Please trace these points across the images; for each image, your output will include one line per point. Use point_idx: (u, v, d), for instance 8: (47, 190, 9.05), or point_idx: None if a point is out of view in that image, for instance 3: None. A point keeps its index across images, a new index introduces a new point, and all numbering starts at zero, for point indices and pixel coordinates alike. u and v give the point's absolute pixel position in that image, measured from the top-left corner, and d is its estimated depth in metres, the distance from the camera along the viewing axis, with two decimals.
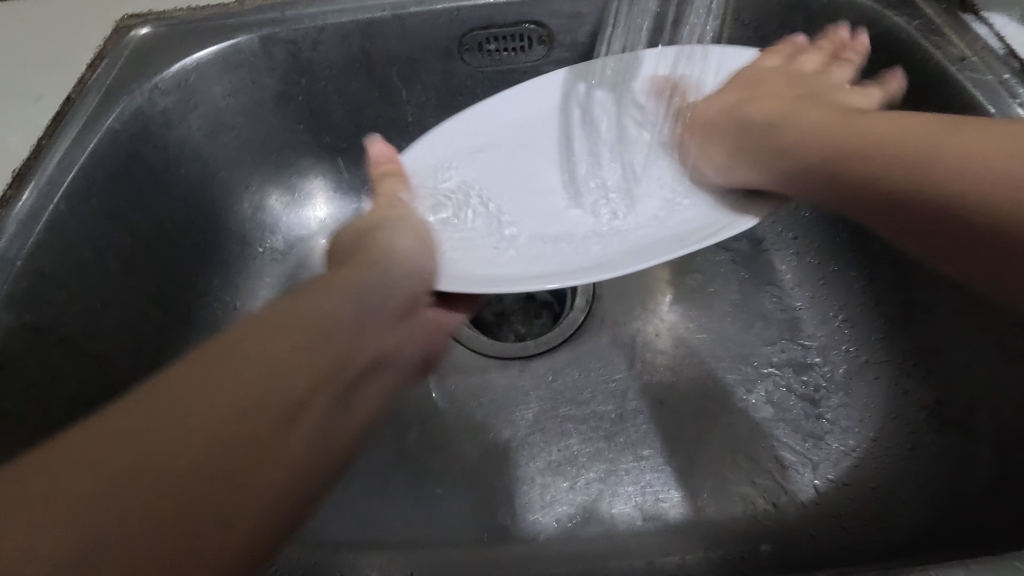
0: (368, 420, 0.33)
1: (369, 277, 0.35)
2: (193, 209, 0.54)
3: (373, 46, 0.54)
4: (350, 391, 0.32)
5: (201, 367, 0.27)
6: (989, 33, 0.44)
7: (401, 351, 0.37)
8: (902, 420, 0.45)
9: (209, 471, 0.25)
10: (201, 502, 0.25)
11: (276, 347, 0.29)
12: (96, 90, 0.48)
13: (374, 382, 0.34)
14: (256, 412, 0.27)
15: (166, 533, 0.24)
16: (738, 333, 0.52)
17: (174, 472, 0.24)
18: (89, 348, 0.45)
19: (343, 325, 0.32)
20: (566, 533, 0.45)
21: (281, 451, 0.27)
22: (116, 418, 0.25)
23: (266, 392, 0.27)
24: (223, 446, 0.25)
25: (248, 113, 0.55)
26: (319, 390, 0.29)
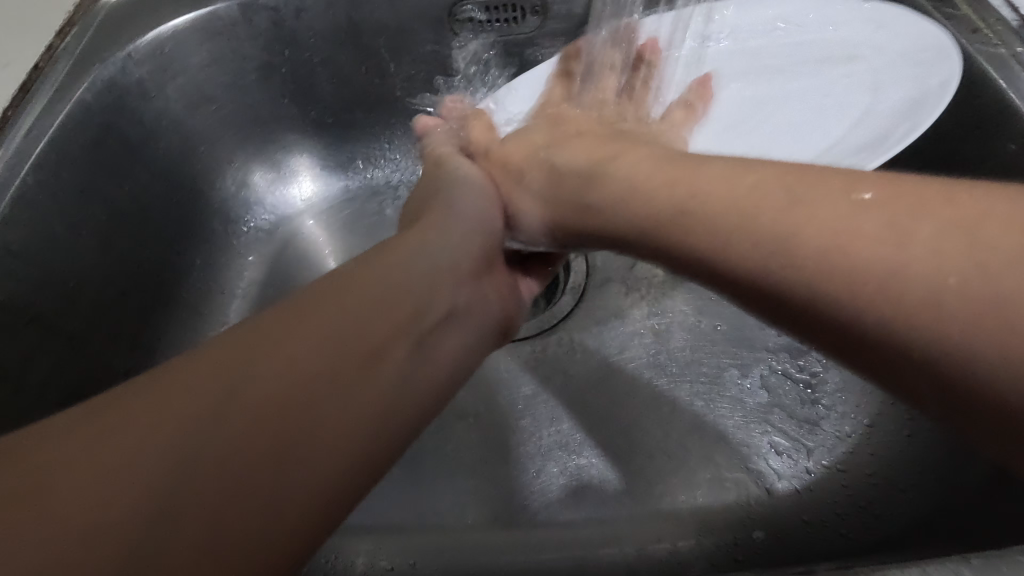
0: (453, 372, 0.31)
1: (437, 236, 0.34)
2: (172, 185, 0.53)
3: (360, 15, 0.52)
4: (433, 337, 0.30)
5: (295, 314, 0.27)
6: (1005, 6, 0.42)
7: (478, 310, 0.34)
8: (897, 406, 0.45)
9: (296, 404, 0.24)
10: (285, 434, 0.24)
11: (357, 293, 0.28)
12: (66, 58, 0.46)
13: (453, 337, 0.31)
14: (329, 356, 0.25)
15: (254, 468, 0.23)
16: (731, 316, 0.52)
17: (263, 402, 0.24)
18: (63, 328, 0.45)
19: (408, 284, 0.30)
20: (554, 518, 0.45)
21: (349, 405, 0.25)
22: (201, 362, 0.24)
23: (328, 351, 0.26)
24: (304, 391, 0.24)
25: (230, 85, 0.54)
26: (393, 338, 0.28)
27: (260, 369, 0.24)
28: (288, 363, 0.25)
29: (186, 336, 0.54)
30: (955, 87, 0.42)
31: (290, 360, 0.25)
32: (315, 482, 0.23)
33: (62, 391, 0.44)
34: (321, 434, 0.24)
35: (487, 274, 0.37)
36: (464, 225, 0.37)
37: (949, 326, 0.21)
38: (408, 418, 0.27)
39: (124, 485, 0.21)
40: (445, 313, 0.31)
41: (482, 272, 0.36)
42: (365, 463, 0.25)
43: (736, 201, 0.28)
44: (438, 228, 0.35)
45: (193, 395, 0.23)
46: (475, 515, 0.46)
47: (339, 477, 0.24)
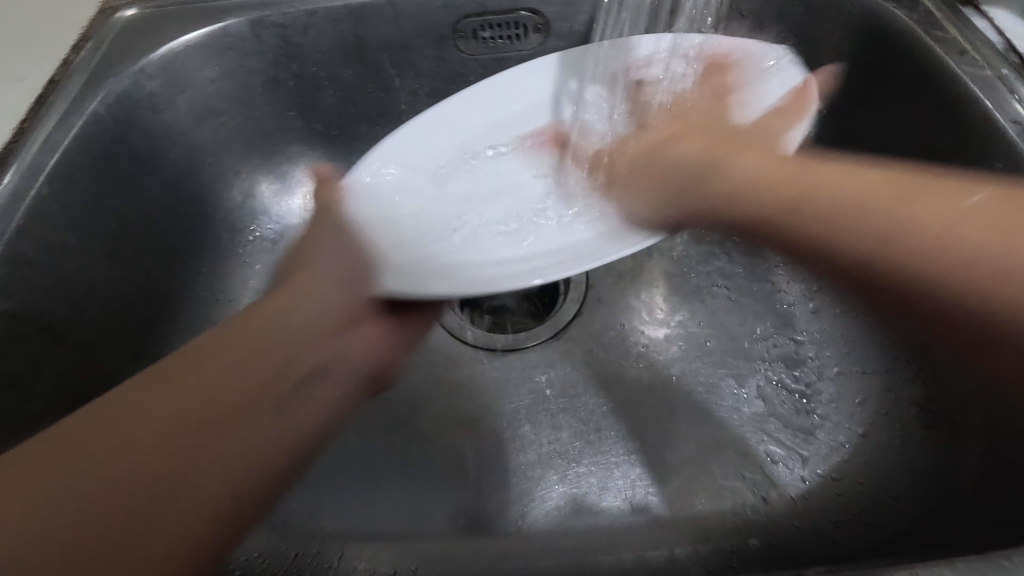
0: (318, 425, 0.33)
1: (302, 297, 0.36)
2: (181, 195, 0.55)
3: (366, 31, 0.53)
4: (292, 398, 0.32)
5: (146, 387, 0.30)
6: (990, 29, 0.44)
7: (352, 362, 0.37)
8: (889, 414, 0.46)
9: (135, 473, 0.27)
10: (124, 504, 0.27)
11: (202, 364, 0.31)
12: (80, 73, 0.47)
13: (317, 393, 0.34)
14: (172, 428, 0.29)
15: (107, 537, 0.26)
16: (729, 327, 0.53)
17: (103, 472, 0.27)
18: (73, 335, 0.46)
19: (267, 354, 0.33)
20: (554, 523, 0.46)
21: (199, 465, 0.29)
22: (67, 438, 0.28)
23: (171, 421, 0.29)
24: (163, 458, 0.28)
25: (238, 98, 0.55)
26: (248, 404, 0.31)
27: (104, 444, 0.28)
28: (123, 435, 0.28)
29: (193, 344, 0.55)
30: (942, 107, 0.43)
31: (110, 438, 0.28)
32: (163, 543, 0.27)
33: (72, 397, 0.45)
34: (179, 499, 0.28)
35: (360, 328, 0.38)
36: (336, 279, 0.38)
37: (950, 288, 0.27)
38: (265, 475, 0.30)
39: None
40: (308, 373, 0.34)
41: (357, 322, 0.38)
42: (227, 515, 0.29)
43: (852, 194, 0.30)
44: (307, 286, 0.37)
45: (51, 469, 0.27)
46: (475, 521, 0.46)
47: (193, 534, 0.28)
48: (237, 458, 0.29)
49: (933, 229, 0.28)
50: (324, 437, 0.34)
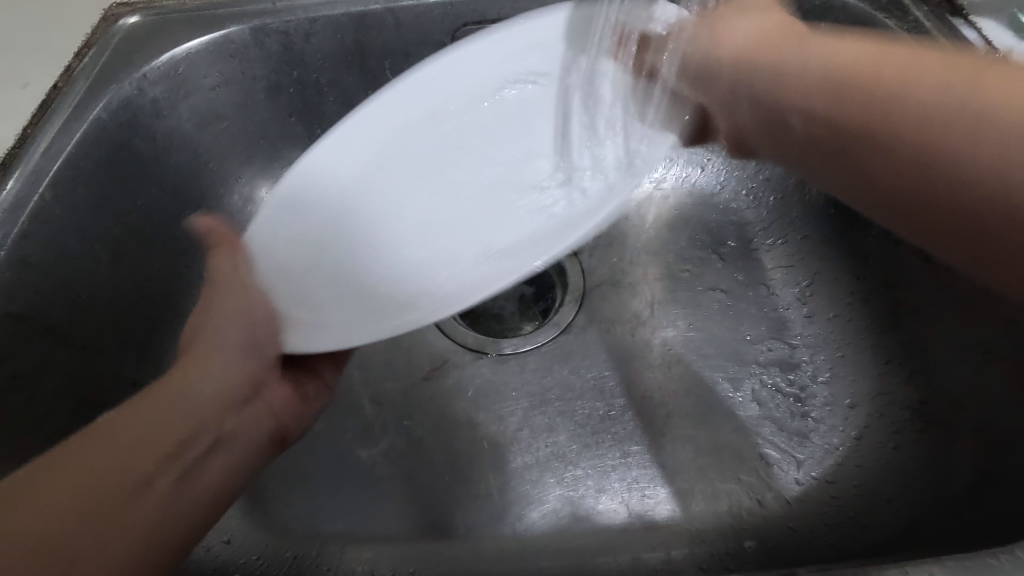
0: (217, 496, 0.33)
1: (201, 367, 0.35)
2: (182, 200, 0.55)
3: (366, 39, 0.54)
4: (195, 469, 0.32)
5: (54, 464, 0.29)
6: (978, 39, 0.45)
7: (246, 431, 0.37)
8: (882, 417, 0.46)
9: (46, 546, 0.26)
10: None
11: (110, 439, 0.30)
12: (83, 79, 0.48)
13: (216, 464, 0.34)
14: (85, 497, 0.28)
15: None
16: (725, 331, 0.53)
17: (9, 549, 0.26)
18: (76, 338, 0.46)
19: (164, 428, 0.32)
20: (552, 526, 0.46)
21: (110, 534, 0.28)
22: None
23: (85, 501, 0.28)
24: (67, 531, 0.27)
25: (239, 104, 0.55)
26: (156, 474, 0.30)
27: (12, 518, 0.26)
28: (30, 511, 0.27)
29: None
30: None
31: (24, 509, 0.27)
32: None
33: (74, 400, 0.45)
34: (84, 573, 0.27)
35: (259, 397, 0.38)
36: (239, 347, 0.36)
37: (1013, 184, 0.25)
38: (171, 546, 0.30)
39: None
40: (209, 443, 0.34)
41: (257, 390, 0.38)
42: None
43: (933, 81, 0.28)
44: (208, 354, 0.36)
45: None
46: (473, 522, 0.47)
47: None
48: (157, 525, 0.29)
49: (963, 107, 0.27)
50: (221, 508, 0.34)
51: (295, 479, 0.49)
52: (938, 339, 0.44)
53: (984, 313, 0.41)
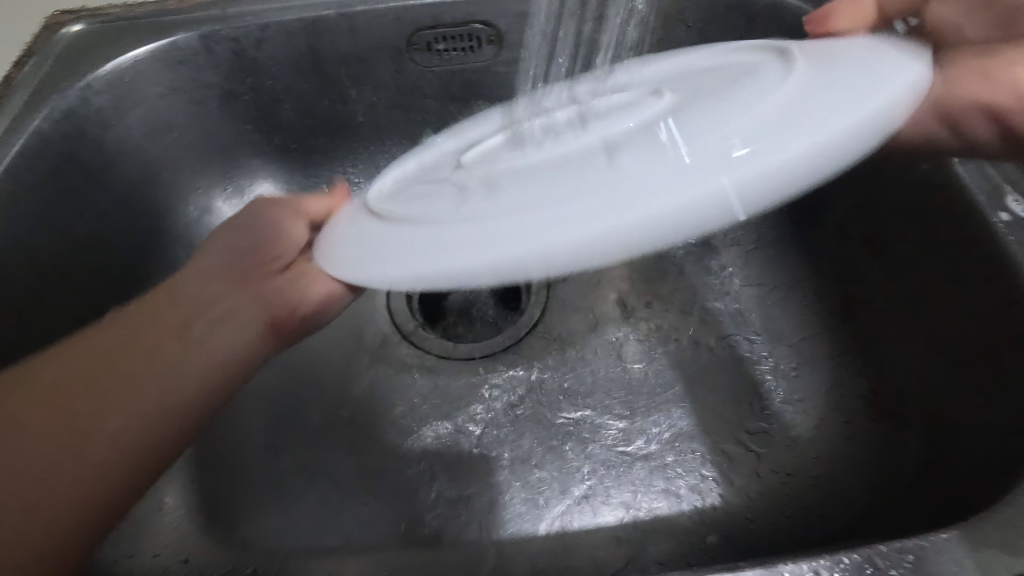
0: (226, 363, 0.40)
1: (199, 260, 0.43)
2: (133, 211, 0.54)
3: (320, 44, 0.53)
4: (197, 339, 0.39)
5: (117, 329, 0.39)
6: None
7: (250, 307, 0.42)
8: (836, 409, 0.47)
9: (88, 397, 0.36)
10: (76, 420, 0.35)
11: (127, 325, 0.39)
12: (24, 89, 0.47)
13: (219, 335, 0.40)
14: (108, 353, 0.37)
15: (69, 433, 0.35)
16: (687, 330, 0.54)
17: (75, 389, 0.36)
18: (19, 355, 0.45)
19: (151, 325, 0.39)
20: (517, 531, 0.46)
21: (140, 389, 0.37)
22: (69, 354, 0.37)
23: (94, 395, 0.36)
24: (112, 370, 0.37)
25: (191, 112, 0.54)
26: (163, 343, 0.38)
27: (78, 372, 0.36)
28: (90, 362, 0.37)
29: None
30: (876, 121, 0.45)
31: (79, 361, 0.37)
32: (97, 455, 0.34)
33: None
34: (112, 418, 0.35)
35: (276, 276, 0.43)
36: (236, 252, 0.43)
37: None
38: (174, 410, 0.37)
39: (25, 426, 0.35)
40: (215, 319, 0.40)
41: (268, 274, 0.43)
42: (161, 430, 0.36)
43: None
44: (203, 257, 0.43)
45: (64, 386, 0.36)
46: (434, 531, 0.46)
47: (136, 438, 0.36)
48: (159, 400, 0.37)
49: None
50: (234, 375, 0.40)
51: (258, 491, 0.48)
52: (885, 329, 0.46)
53: (926, 304, 0.43)
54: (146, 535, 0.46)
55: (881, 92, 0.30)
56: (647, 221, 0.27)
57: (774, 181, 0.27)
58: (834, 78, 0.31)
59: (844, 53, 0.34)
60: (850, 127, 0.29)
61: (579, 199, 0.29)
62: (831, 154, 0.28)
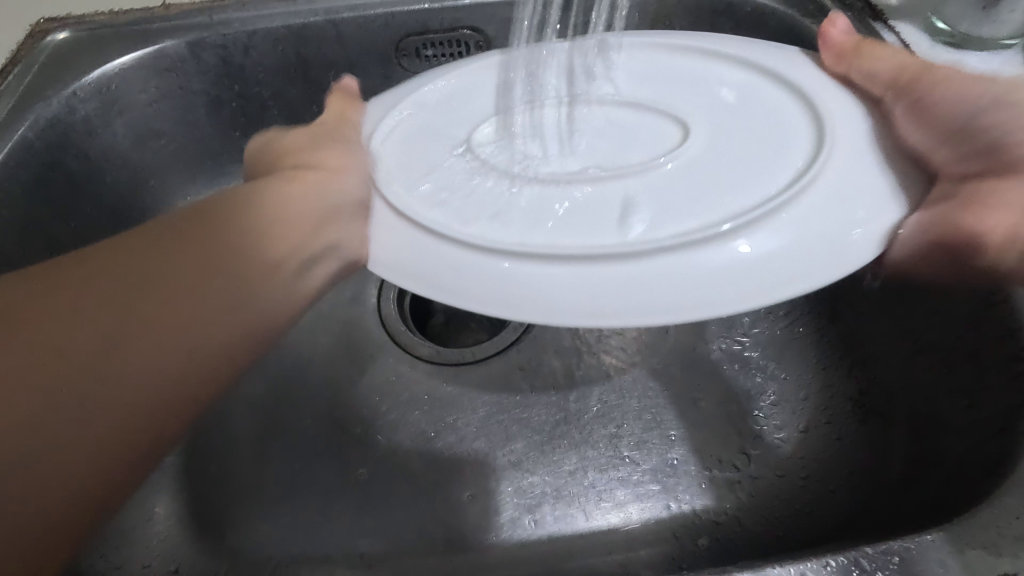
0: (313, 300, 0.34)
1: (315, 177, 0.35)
2: (121, 219, 0.54)
3: (308, 50, 0.53)
4: (296, 269, 0.33)
5: (193, 240, 0.30)
6: (897, 43, 0.46)
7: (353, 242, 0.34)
8: (826, 410, 0.48)
9: (143, 328, 0.28)
10: (132, 352, 0.28)
11: (216, 236, 0.31)
12: (8, 96, 0.46)
13: (319, 271, 0.33)
14: (189, 274, 0.29)
15: (78, 378, 0.27)
16: (678, 333, 0.54)
17: (140, 319, 0.28)
18: None
19: (240, 253, 0.31)
20: (509, 537, 0.46)
21: (200, 321, 0.29)
22: (129, 262, 0.29)
23: (118, 333, 0.28)
24: (187, 312, 0.29)
25: (179, 119, 0.54)
26: (255, 274, 0.31)
27: (144, 293, 0.29)
28: (150, 283, 0.29)
29: None
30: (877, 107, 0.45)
31: (149, 279, 0.29)
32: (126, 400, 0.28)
33: None
34: (164, 358, 0.28)
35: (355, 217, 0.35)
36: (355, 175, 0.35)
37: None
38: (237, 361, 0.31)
39: (59, 340, 0.27)
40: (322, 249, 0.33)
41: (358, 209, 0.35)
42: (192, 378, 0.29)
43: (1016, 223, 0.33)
44: (331, 167, 0.35)
45: (118, 298, 0.28)
46: (426, 538, 0.46)
47: (176, 390, 0.29)
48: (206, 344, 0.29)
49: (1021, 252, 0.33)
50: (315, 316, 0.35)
51: (248, 500, 0.48)
52: (868, 334, 0.47)
53: (906, 305, 0.43)
54: (136, 547, 0.46)
55: (893, 201, 0.32)
56: (680, 299, 0.29)
57: (791, 280, 0.29)
58: (856, 164, 0.33)
59: (850, 130, 0.34)
60: (853, 218, 0.31)
61: (629, 261, 0.30)
62: (843, 255, 0.30)
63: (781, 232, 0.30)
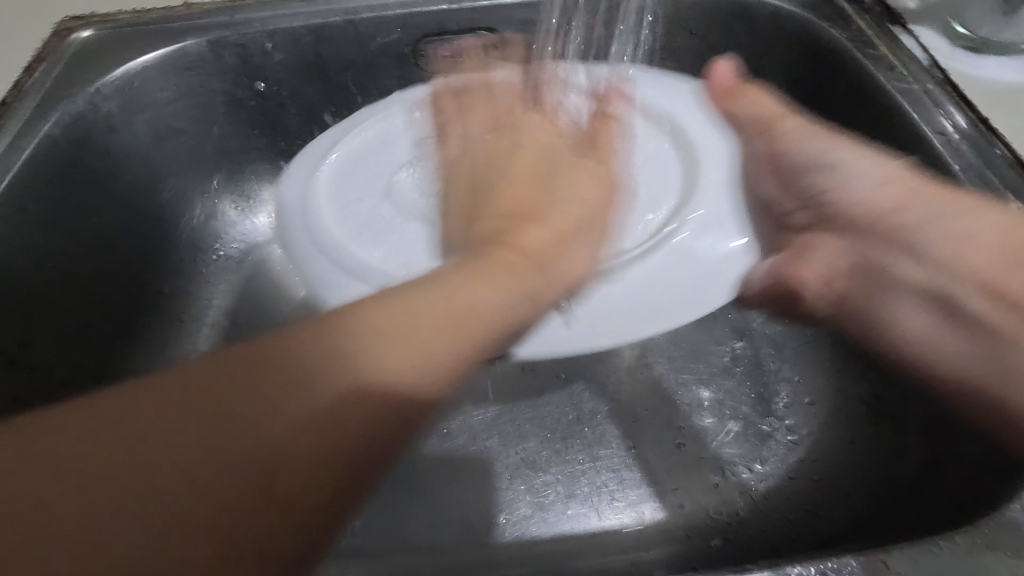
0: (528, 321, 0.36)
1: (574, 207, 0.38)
2: (140, 216, 0.54)
3: (327, 50, 0.54)
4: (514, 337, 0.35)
5: (331, 328, 0.30)
6: (916, 46, 0.46)
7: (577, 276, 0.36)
8: (840, 413, 0.48)
9: (263, 450, 0.26)
10: (248, 486, 0.26)
11: (410, 320, 0.31)
12: (34, 94, 0.47)
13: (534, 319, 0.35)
14: (319, 393, 0.28)
15: (252, 486, 0.26)
16: (690, 336, 0.55)
17: (279, 439, 0.27)
18: (25, 359, 0.45)
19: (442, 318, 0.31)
20: (522, 535, 0.46)
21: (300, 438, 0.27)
22: (208, 376, 0.28)
23: (195, 451, 0.26)
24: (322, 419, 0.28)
25: (199, 117, 0.55)
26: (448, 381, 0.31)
27: (288, 407, 0.27)
28: (293, 403, 0.28)
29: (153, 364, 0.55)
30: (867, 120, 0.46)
31: (316, 397, 0.28)
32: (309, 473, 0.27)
33: None
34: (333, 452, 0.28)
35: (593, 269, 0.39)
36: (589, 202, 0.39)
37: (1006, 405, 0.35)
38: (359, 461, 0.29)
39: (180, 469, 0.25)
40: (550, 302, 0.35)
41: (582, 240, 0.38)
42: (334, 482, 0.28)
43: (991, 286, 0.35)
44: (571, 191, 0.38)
45: (203, 409, 0.27)
46: (441, 535, 0.46)
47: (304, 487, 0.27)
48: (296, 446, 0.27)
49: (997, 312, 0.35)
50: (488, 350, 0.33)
51: None
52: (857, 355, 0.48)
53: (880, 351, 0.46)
54: None
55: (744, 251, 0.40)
56: (595, 328, 0.38)
57: (646, 316, 0.38)
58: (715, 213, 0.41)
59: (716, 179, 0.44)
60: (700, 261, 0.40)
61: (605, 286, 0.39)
62: (705, 291, 0.39)
63: (685, 250, 0.40)
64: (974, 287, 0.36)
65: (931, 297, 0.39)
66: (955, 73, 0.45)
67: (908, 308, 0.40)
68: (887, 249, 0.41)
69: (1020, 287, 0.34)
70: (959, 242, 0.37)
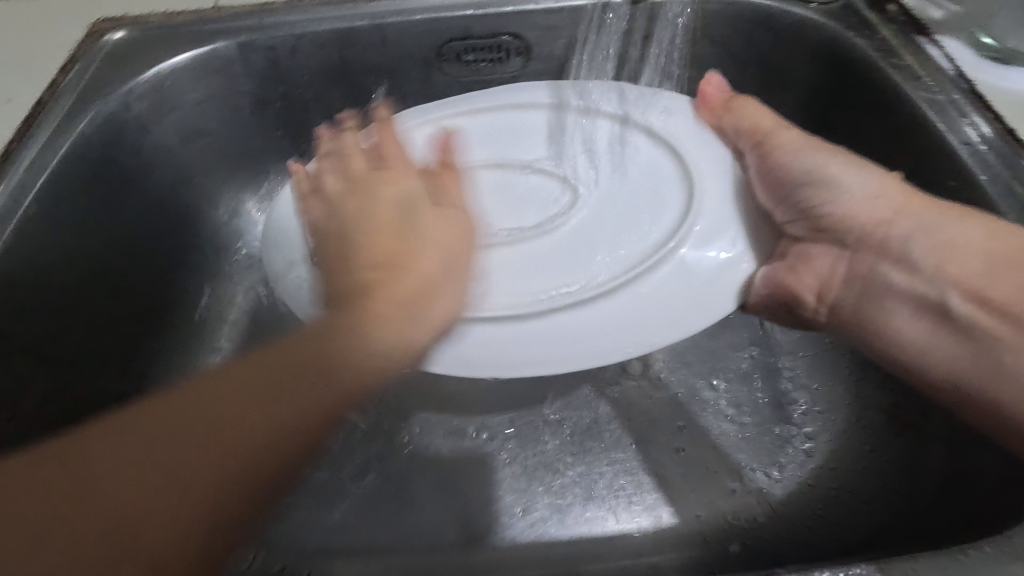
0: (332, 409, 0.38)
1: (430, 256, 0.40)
2: (166, 214, 0.55)
3: (353, 54, 0.54)
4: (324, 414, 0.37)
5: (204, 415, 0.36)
6: (941, 57, 0.46)
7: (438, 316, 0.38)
8: (859, 420, 0.48)
9: (185, 487, 0.33)
10: (167, 496, 0.33)
11: (219, 396, 0.36)
12: (68, 94, 0.48)
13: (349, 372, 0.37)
14: (203, 440, 0.35)
15: (159, 516, 0.32)
16: (710, 342, 0.55)
17: (158, 462, 0.34)
18: (58, 354, 0.46)
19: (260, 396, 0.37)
20: (539, 536, 0.46)
21: (203, 470, 0.34)
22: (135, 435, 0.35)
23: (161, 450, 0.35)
24: (225, 449, 0.35)
25: (226, 118, 0.56)
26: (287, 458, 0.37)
27: (217, 466, 0.34)
28: (196, 448, 0.35)
29: (177, 359, 0.55)
30: (896, 128, 0.46)
31: (217, 440, 0.35)
32: (197, 499, 0.33)
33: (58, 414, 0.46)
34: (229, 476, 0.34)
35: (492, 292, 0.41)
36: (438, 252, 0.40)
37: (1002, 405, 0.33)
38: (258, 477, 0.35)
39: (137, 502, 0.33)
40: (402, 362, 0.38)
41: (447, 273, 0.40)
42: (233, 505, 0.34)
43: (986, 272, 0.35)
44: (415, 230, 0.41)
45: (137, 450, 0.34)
46: (459, 535, 0.47)
47: (213, 512, 0.33)
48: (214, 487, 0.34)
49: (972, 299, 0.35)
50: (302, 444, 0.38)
51: None
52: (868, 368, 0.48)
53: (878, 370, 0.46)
54: None
55: (744, 258, 0.41)
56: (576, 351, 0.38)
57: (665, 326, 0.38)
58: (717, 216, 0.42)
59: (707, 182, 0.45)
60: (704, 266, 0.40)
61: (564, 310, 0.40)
62: (709, 300, 0.39)
63: (685, 263, 0.40)
64: (957, 292, 0.36)
65: (923, 303, 0.37)
66: (981, 84, 0.45)
67: (901, 316, 0.39)
68: (877, 257, 0.40)
69: (1009, 293, 0.33)
70: (944, 249, 0.37)
